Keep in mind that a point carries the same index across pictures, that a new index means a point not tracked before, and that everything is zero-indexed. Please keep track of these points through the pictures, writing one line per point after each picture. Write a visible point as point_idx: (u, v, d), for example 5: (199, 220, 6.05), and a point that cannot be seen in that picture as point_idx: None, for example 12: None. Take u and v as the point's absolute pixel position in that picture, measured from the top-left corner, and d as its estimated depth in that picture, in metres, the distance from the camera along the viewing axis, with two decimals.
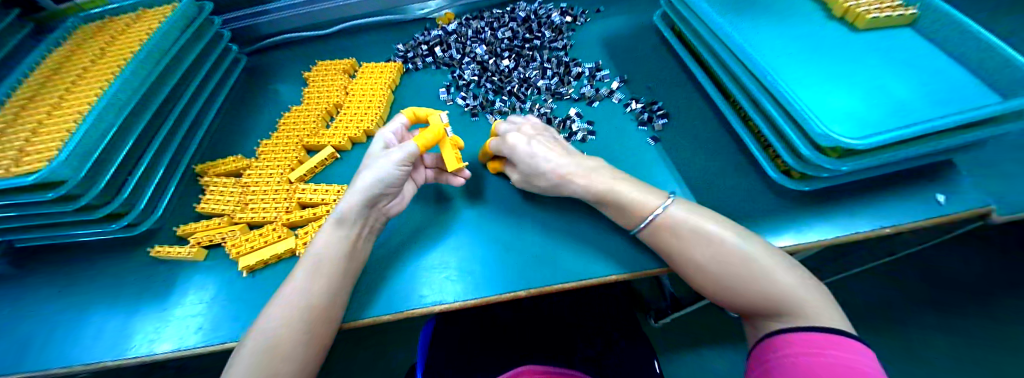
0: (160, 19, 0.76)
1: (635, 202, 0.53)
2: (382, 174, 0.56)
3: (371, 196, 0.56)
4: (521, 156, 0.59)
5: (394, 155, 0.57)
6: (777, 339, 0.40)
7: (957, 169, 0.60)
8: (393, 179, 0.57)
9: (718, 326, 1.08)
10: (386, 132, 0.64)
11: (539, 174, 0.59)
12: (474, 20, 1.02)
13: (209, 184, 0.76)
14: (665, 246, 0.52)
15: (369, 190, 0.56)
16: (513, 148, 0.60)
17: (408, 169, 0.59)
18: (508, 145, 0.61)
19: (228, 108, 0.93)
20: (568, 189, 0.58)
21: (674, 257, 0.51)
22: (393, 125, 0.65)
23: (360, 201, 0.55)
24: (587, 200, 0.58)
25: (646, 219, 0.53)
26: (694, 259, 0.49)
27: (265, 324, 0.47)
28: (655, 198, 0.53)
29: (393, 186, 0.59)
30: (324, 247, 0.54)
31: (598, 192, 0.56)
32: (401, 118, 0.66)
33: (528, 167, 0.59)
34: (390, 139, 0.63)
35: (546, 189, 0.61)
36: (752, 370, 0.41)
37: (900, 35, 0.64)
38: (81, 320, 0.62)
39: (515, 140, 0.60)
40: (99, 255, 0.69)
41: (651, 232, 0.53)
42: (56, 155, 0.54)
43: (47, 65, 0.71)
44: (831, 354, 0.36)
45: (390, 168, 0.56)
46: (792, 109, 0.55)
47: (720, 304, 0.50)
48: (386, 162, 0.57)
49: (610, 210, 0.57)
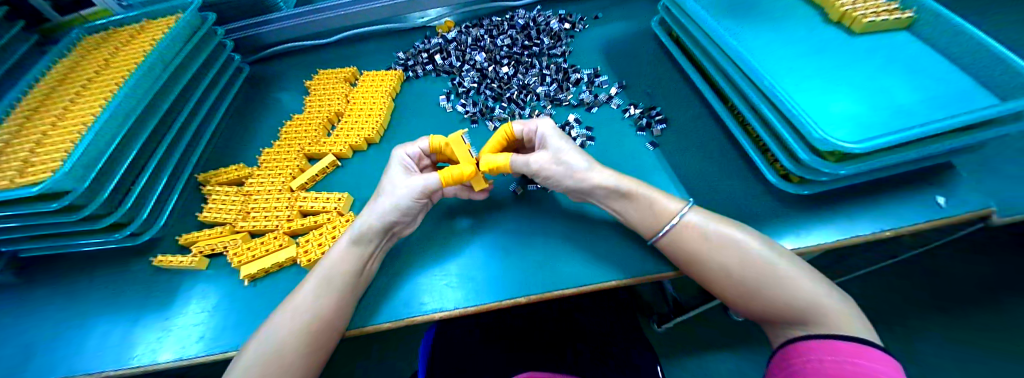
0: (164, 31, 0.77)
1: (656, 204, 0.55)
2: (401, 202, 0.58)
3: (388, 222, 0.57)
4: (556, 135, 0.60)
5: (414, 185, 0.58)
6: (800, 345, 0.42)
7: (957, 171, 0.60)
8: (409, 209, 0.59)
9: (721, 331, 1.07)
10: (404, 154, 0.64)
11: (573, 152, 0.59)
12: (473, 28, 1.03)
13: (212, 193, 0.77)
14: (686, 251, 0.52)
15: (387, 216, 0.57)
16: (549, 129, 0.61)
17: (424, 201, 0.60)
18: (541, 131, 0.62)
19: (230, 117, 0.93)
20: (598, 173, 0.57)
21: (695, 263, 0.52)
22: (412, 148, 0.65)
23: (379, 224, 0.57)
24: (618, 186, 0.56)
25: (666, 226, 0.53)
26: (719, 265, 0.50)
27: (274, 331, 0.48)
28: (673, 204, 0.54)
29: (410, 215, 0.60)
30: (336, 261, 0.54)
31: (624, 188, 0.56)
32: (422, 143, 0.65)
33: (560, 146, 0.59)
34: (408, 163, 0.64)
35: (573, 173, 0.58)
36: (773, 373, 0.43)
37: (896, 38, 0.65)
38: (83, 330, 0.62)
39: (551, 122, 0.62)
40: (102, 264, 0.70)
41: (671, 239, 0.53)
42: (61, 165, 0.55)
43: (51, 77, 0.71)
44: (853, 362, 0.38)
45: (409, 199, 0.58)
46: (789, 114, 0.56)
47: (738, 311, 0.51)
48: (406, 192, 0.58)
49: (636, 206, 0.56)
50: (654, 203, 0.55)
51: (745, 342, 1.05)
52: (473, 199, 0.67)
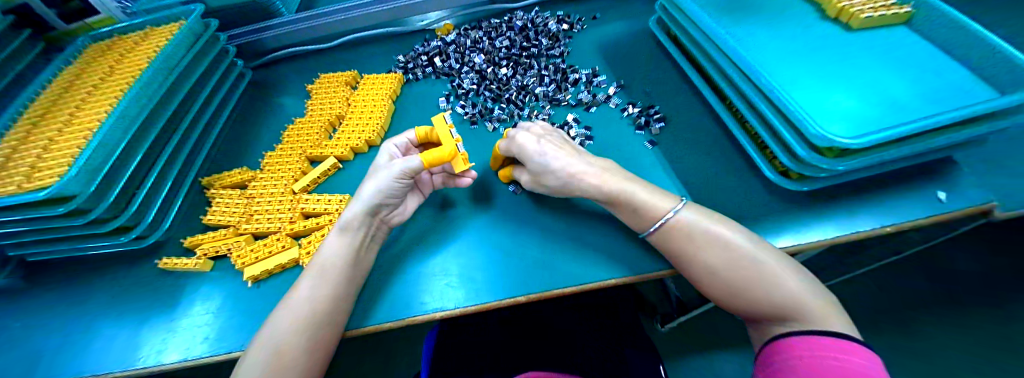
0: (168, 37, 0.78)
1: (645, 205, 0.54)
2: (383, 184, 0.58)
3: (372, 206, 0.58)
4: (534, 154, 0.59)
5: (396, 167, 0.59)
6: (782, 343, 0.42)
7: (958, 166, 0.59)
8: (392, 191, 0.59)
9: (725, 331, 1.06)
10: (392, 145, 0.66)
11: (551, 173, 0.58)
12: (472, 30, 1.04)
13: (215, 196, 0.77)
14: (674, 250, 0.52)
15: (370, 200, 0.58)
16: (526, 145, 0.60)
17: (408, 182, 0.60)
18: (518, 147, 0.61)
19: (234, 122, 0.95)
20: (581, 189, 0.57)
21: (684, 261, 0.52)
22: (400, 139, 0.68)
23: (362, 209, 0.57)
24: (604, 202, 0.58)
25: (655, 225, 0.53)
26: (705, 263, 0.50)
27: (274, 329, 0.49)
28: (665, 202, 0.54)
29: (394, 197, 0.60)
30: (329, 253, 0.55)
31: (609, 196, 0.56)
32: (409, 134, 0.69)
33: (540, 168, 0.59)
34: (395, 151, 0.65)
35: (560, 190, 0.60)
36: (759, 371, 0.43)
37: (893, 33, 0.65)
38: (90, 332, 0.63)
39: (526, 138, 0.60)
40: (108, 267, 0.71)
41: (660, 236, 0.53)
42: (67, 170, 0.56)
43: (58, 84, 0.73)
44: (833, 356, 0.38)
45: (391, 180, 0.58)
46: (787, 111, 0.55)
47: (726, 309, 0.52)
48: (387, 174, 0.58)
49: (625, 215, 0.56)
50: (639, 207, 0.54)
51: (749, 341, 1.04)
52: (467, 184, 0.69)
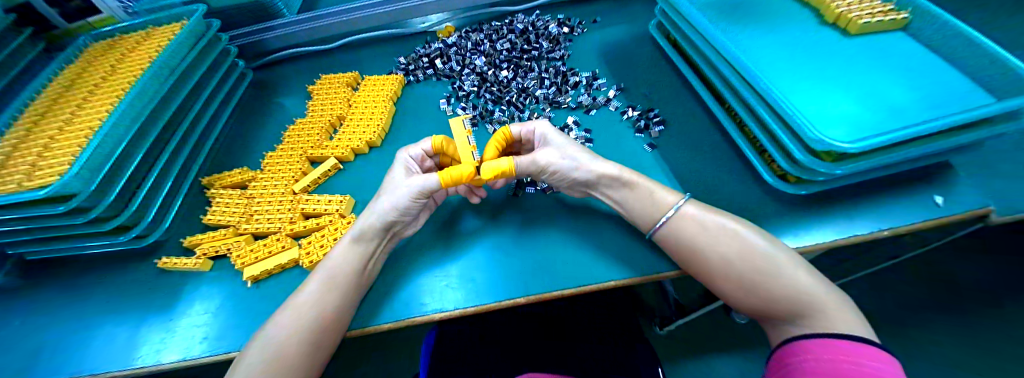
0: (170, 37, 0.78)
1: (658, 194, 0.56)
2: (399, 202, 0.58)
3: (388, 222, 0.58)
4: (559, 134, 0.63)
5: (412, 185, 0.59)
6: (799, 344, 0.42)
7: (954, 171, 0.60)
8: (408, 209, 0.59)
9: (724, 333, 1.07)
10: (407, 156, 0.66)
11: (576, 146, 0.61)
12: (472, 32, 1.04)
13: (216, 196, 0.77)
14: (688, 242, 0.53)
15: (386, 217, 0.58)
16: (548, 128, 0.64)
17: (423, 202, 0.61)
18: (540, 131, 0.65)
19: (235, 121, 0.95)
20: (603, 165, 0.59)
21: (698, 254, 0.52)
22: (416, 149, 0.67)
23: (380, 224, 0.58)
24: (622, 176, 0.58)
25: (668, 215, 0.54)
26: (717, 254, 0.51)
27: (273, 331, 0.49)
28: (674, 197, 0.56)
29: (409, 215, 0.61)
30: (338, 261, 0.55)
31: (627, 176, 0.58)
32: (424, 144, 0.68)
33: (565, 141, 0.61)
34: (410, 164, 0.66)
35: (579, 163, 0.59)
36: (772, 372, 0.43)
37: (892, 39, 0.65)
38: (88, 331, 0.63)
39: (550, 123, 0.65)
40: (108, 264, 0.71)
41: (672, 228, 0.54)
42: (67, 169, 0.56)
43: (59, 82, 0.73)
44: (849, 360, 0.38)
45: (407, 198, 0.59)
46: (787, 116, 0.56)
47: (732, 306, 0.52)
48: (404, 192, 0.59)
49: (638, 195, 0.57)
50: (654, 193, 0.56)
51: (747, 344, 1.04)
52: (473, 203, 0.67)
